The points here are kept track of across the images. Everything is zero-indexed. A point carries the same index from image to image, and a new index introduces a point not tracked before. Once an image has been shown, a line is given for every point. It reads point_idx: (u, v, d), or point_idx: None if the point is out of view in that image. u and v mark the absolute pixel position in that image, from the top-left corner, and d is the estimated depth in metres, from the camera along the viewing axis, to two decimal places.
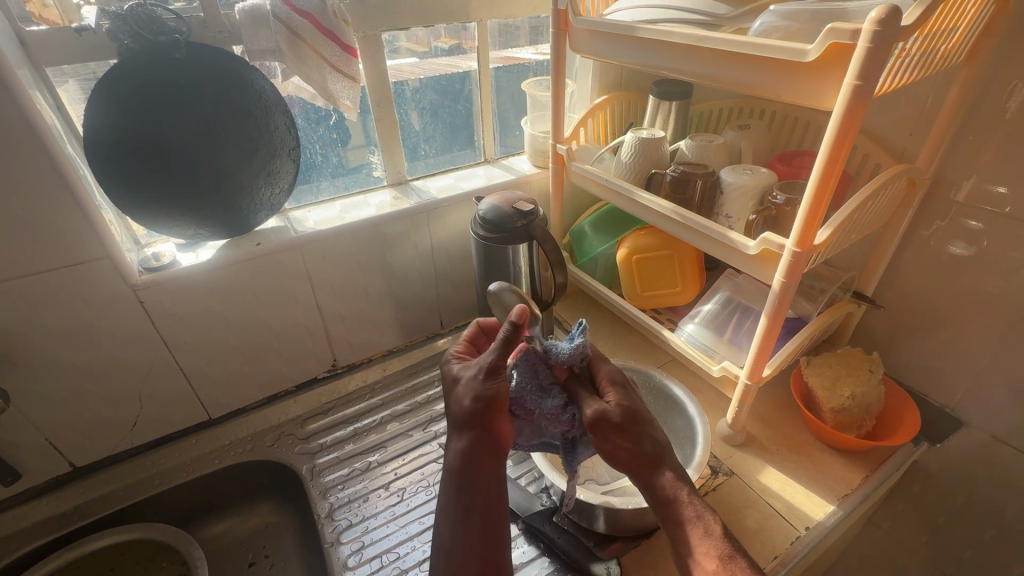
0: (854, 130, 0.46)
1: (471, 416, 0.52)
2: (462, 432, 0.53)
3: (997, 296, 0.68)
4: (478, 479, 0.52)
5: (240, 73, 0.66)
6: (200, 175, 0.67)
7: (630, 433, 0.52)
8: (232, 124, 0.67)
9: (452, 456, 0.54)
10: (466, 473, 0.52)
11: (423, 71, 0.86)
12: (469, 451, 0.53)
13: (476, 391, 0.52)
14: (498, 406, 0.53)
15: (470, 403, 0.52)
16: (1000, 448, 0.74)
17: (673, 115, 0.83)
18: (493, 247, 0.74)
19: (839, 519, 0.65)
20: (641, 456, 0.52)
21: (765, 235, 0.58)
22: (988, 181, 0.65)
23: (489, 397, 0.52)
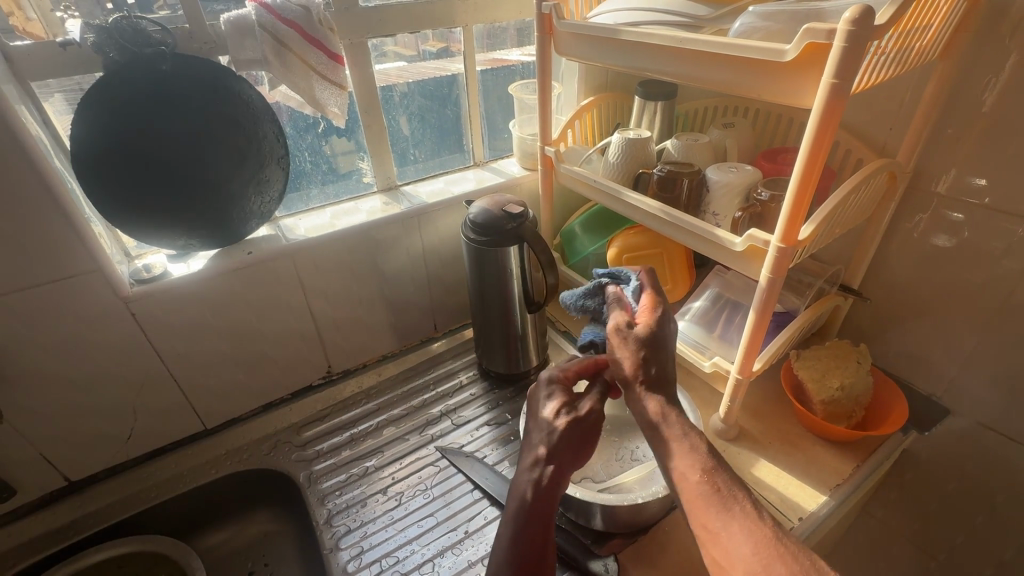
0: (833, 127, 0.47)
1: (568, 442, 0.59)
2: (553, 452, 0.58)
3: (979, 286, 0.70)
4: (547, 503, 0.56)
5: (227, 82, 0.66)
6: (190, 185, 0.67)
7: (594, 413, 0.61)
8: (221, 134, 0.67)
9: (526, 475, 0.58)
10: (541, 496, 0.56)
11: (413, 75, 0.86)
12: (548, 473, 0.57)
13: (578, 427, 0.60)
14: (587, 440, 0.61)
15: (566, 433, 0.59)
16: (987, 434, 0.75)
17: (659, 115, 0.83)
18: (484, 250, 0.75)
19: (831, 509, 0.66)
20: (591, 428, 0.61)
21: (751, 232, 0.59)
22: (968, 173, 0.67)
23: (586, 432, 0.60)
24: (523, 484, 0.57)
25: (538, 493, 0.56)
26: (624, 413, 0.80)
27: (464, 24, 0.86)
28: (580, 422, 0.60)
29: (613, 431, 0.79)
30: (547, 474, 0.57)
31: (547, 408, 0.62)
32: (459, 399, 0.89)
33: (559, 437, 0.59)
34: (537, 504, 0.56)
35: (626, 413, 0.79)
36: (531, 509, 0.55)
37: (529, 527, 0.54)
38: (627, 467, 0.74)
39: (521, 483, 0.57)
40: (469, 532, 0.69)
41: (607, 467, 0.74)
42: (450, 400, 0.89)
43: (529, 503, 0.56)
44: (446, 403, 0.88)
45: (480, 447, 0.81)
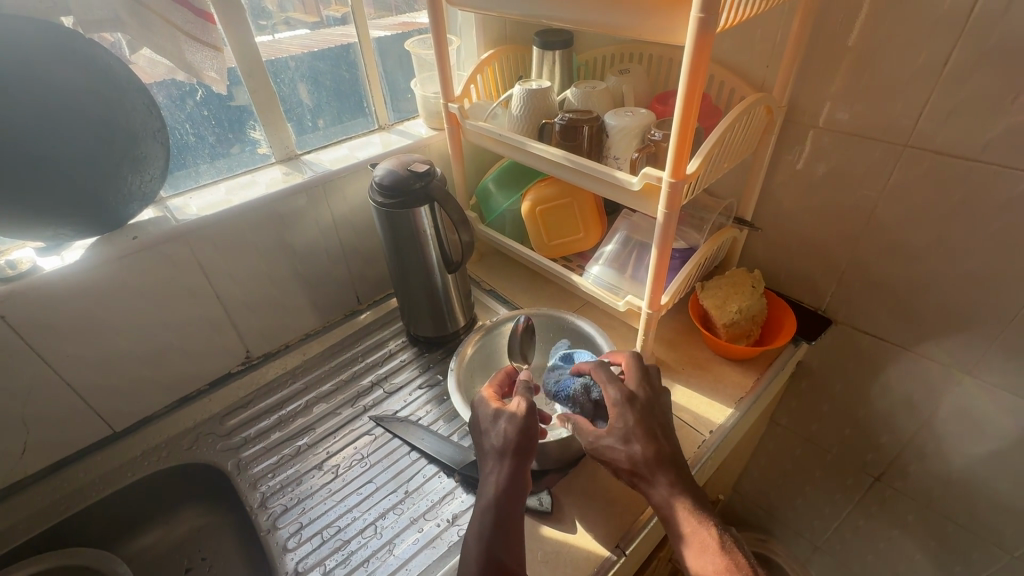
0: (706, 61, 0.50)
1: (518, 448, 0.59)
2: (508, 459, 0.58)
3: (848, 207, 0.78)
4: (513, 506, 0.57)
5: (76, 45, 0.59)
6: (49, 168, 0.60)
7: (529, 418, 0.60)
8: (77, 107, 0.60)
9: (490, 485, 0.58)
10: (508, 497, 0.57)
11: (319, 41, 0.83)
12: (510, 479, 0.58)
13: (516, 425, 0.59)
14: (528, 437, 0.59)
15: (512, 436, 0.59)
16: (863, 337, 0.86)
17: (558, 65, 0.84)
18: (395, 214, 0.73)
19: (737, 419, 0.73)
20: (526, 430, 0.59)
21: (645, 170, 0.62)
22: (833, 104, 0.73)
23: (528, 429, 0.60)
24: (487, 493, 0.58)
25: (503, 498, 0.57)
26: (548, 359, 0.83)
27: None
28: (518, 420, 0.60)
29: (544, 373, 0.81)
30: (508, 481, 0.57)
31: (491, 426, 0.61)
32: (390, 367, 0.89)
33: (508, 446, 0.59)
34: (503, 508, 0.56)
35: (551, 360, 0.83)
36: (499, 514, 0.56)
37: (497, 534, 0.55)
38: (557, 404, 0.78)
39: (485, 494, 0.58)
40: (408, 491, 0.70)
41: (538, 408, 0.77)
42: (381, 369, 0.89)
43: (500, 509, 0.56)
44: (376, 373, 0.88)
45: (415, 410, 0.82)
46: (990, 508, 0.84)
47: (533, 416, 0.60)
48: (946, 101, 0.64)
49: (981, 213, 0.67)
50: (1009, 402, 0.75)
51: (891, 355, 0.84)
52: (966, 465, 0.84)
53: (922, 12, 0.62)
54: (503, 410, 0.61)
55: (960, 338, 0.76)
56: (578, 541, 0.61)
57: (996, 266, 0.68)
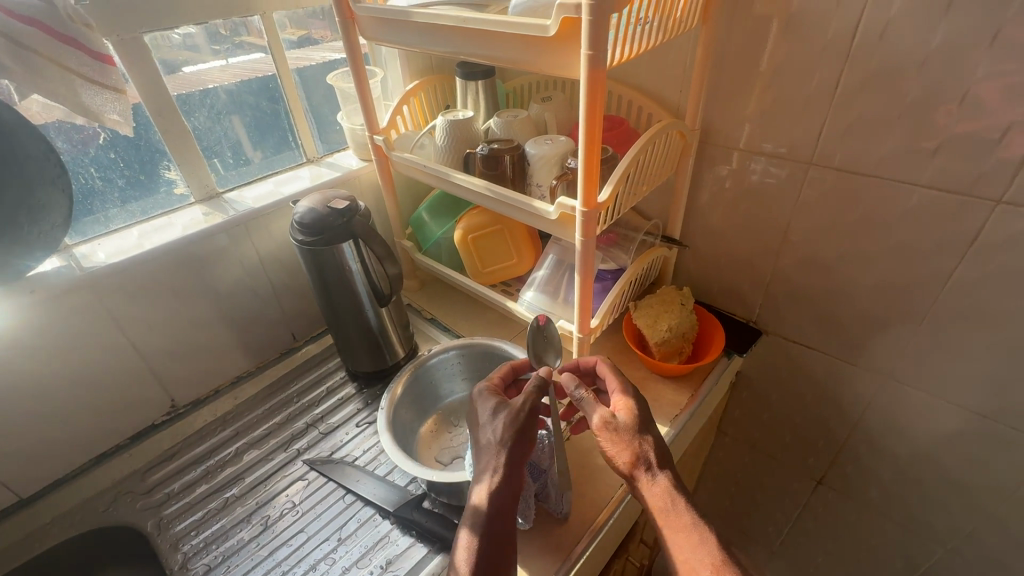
0: (601, 96, 0.51)
1: (512, 448, 0.57)
2: (506, 455, 0.56)
3: (765, 223, 0.81)
4: (505, 515, 0.55)
5: None
6: None
7: (532, 416, 0.59)
8: None
9: (481, 490, 0.56)
10: (502, 501, 0.55)
11: (281, 64, 0.85)
12: (502, 484, 0.55)
13: (513, 424, 0.58)
14: (524, 438, 0.58)
15: (508, 436, 0.57)
16: (792, 345, 0.88)
17: (482, 94, 0.84)
18: (318, 251, 0.71)
19: (673, 437, 0.74)
20: (525, 426, 0.58)
21: (560, 200, 0.63)
22: (742, 126, 0.76)
23: (525, 432, 0.58)
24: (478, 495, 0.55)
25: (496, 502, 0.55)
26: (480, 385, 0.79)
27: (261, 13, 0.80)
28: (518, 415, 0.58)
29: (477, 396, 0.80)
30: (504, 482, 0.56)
31: (488, 422, 0.59)
32: (327, 406, 0.86)
33: (506, 442, 0.57)
34: (494, 512, 0.54)
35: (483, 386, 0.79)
36: (491, 519, 0.54)
37: (488, 541, 0.53)
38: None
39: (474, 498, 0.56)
40: (342, 538, 0.67)
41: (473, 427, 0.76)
42: (317, 409, 0.86)
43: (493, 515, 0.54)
44: (312, 413, 0.85)
45: (352, 449, 0.79)
46: (920, 502, 0.88)
47: (535, 417, 0.59)
48: (840, 121, 0.67)
49: (882, 225, 0.70)
50: (924, 399, 0.79)
51: (819, 362, 0.87)
52: (895, 463, 0.87)
53: (811, 40, 0.65)
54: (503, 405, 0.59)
55: (877, 342, 0.79)
56: None
57: (900, 273, 0.72)
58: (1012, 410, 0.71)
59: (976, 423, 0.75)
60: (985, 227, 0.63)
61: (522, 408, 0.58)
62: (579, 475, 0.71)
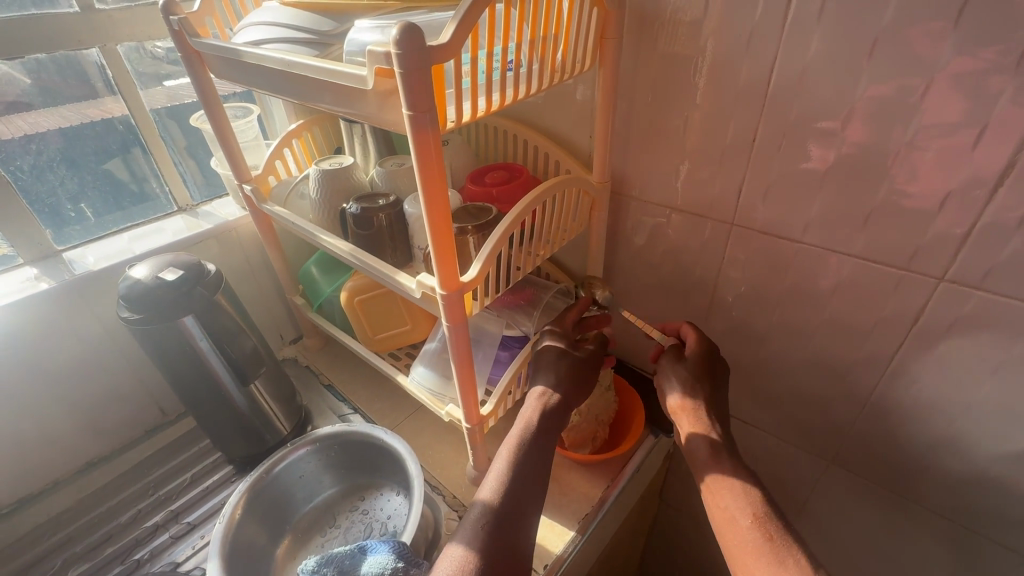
0: (438, 164, 0.41)
1: (539, 459, 0.56)
2: (527, 458, 0.55)
3: (691, 285, 0.71)
4: (536, 462, 0.56)
5: None
6: None
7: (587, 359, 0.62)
8: None
9: (518, 430, 0.57)
10: (536, 450, 0.56)
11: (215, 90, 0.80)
12: (541, 424, 0.57)
13: (564, 364, 0.60)
14: (574, 381, 0.60)
15: (558, 374, 0.60)
16: (728, 418, 0.78)
17: (370, 137, 0.73)
18: (151, 330, 0.59)
19: (579, 545, 0.63)
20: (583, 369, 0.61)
21: (422, 277, 0.52)
22: (659, 178, 0.66)
23: (574, 378, 0.60)
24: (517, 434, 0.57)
25: (509, 511, 0.52)
26: (352, 473, 0.68)
27: (98, 45, 0.67)
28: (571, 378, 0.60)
29: (352, 491, 0.68)
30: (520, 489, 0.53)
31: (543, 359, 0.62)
32: (186, 500, 0.73)
33: (529, 439, 0.56)
34: (504, 517, 0.51)
35: (357, 472, 0.68)
36: (511, 498, 0.53)
37: (493, 548, 0.49)
38: (373, 525, 0.64)
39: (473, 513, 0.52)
40: None
41: (346, 532, 0.64)
42: (175, 504, 0.72)
43: (524, 464, 0.55)
44: (167, 509, 0.72)
45: (203, 561, 0.66)
46: None
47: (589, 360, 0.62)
48: (762, 177, 0.58)
49: (814, 297, 0.61)
50: (872, 487, 0.69)
51: (757, 439, 0.77)
52: (846, 551, 0.77)
53: (722, 86, 0.55)
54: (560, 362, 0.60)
55: (818, 422, 0.70)
56: None
57: (838, 349, 0.62)
58: (966, 506, 0.62)
59: (929, 516, 0.66)
60: (927, 308, 0.54)
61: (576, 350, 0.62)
62: None
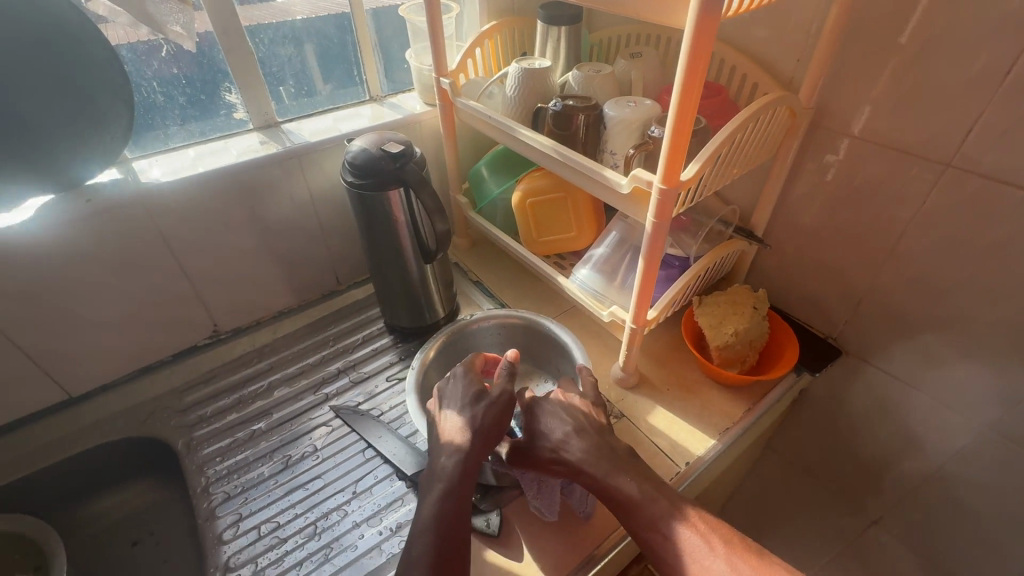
0: (708, 49, 0.42)
1: (463, 503, 0.54)
2: (458, 493, 0.54)
3: (873, 230, 0.69)
4: (465, 492, 0.55)
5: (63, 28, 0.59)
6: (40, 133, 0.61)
7: (499, 421, 0.60)
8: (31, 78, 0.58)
9: (445, 461, 0.56)
10: (463, 482, 0.55)
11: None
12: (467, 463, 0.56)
13: (491, 412, 0.59)
14: (490, 430, 0.59)
15: (486, 421, 0.59)
16: (874, 371, 0.78)
17: (564, 43, 0.75)
18: (367, 197, 0.68)
19: (717, 452, 0.67)
20: (483, 434, 0.58)
21: (636, 172, 0.54)
22: (868, 110, 0.64)
23: (483, 425, 0.59)
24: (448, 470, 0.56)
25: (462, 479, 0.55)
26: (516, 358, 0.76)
27: None
28: (498, 410, 0.60)
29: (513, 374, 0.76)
30: (450, 518, 0.52)
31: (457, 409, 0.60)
32: (360, 355, 0.84)
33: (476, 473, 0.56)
34: (449, 535, 0.51)
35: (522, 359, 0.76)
36: (453, 521, 0.52)
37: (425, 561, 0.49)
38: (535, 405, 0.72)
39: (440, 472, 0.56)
40: (357, 492, 0.66)
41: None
42: (350, 356, 0.84)
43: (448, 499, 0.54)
44: (345, 359, 0.84)
45: (379, 403, 0.77)
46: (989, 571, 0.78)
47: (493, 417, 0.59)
48: (1000, 117, 0.54)
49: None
50: None
51: (903, 397, 0.76)
52: (968, 521, 0.77)
53: (984, 9, 0.52)
54: (484, 403, 0.60)
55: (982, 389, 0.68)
56: (523, 570, 0.57)
57: None
58: None
59: None
60: None
61: (478, 400, 0.60)
62: None
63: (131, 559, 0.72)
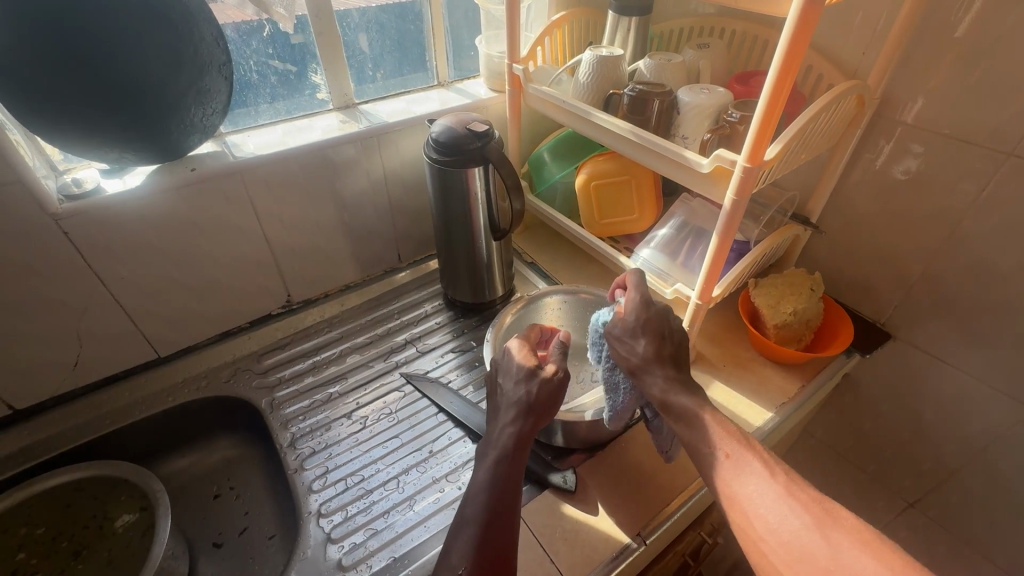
0: (809, 33, 0.46)
1: (517, 472, 0.56)
2: (511, 460, 0.56)
3: (929, 217, 0.73)
4: (518, 459, 0.56)
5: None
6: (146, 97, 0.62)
7: (549, 400, 0.60)
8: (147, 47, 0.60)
9: (502, 431, 0.58)
10: (516, 451, 0.57)
11: None
12: (520, 434, 0.58)
13: (545, 390, 0.60)
14: (543, 407, 0.60)
15: (540, 397, 0.60)
16: (923, 355, 0.81)
17: (633, 33, 0.79)
18: (448, 173, 0.72)
19: (776, 424, 0.71)
20: (533, 408, 0.59)
21: (718, 152, 0.58)
22: (931, 100, 0.67)
23: (535, 401, 0.59)
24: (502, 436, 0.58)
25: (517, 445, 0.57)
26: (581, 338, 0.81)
27: None
28: (553, 388, 0.61)
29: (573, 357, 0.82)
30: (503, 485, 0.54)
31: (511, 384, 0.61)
32: (425, 328, 0.88)
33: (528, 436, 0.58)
34: (503, 500, 0.53)
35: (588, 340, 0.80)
36: (506, 487, 0.54)
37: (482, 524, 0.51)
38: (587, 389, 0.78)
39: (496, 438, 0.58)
40: (433, 451, 0.70)
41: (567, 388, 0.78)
42: (415, 328, 0.88)
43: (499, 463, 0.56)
44: (411, 331, 0.87)
45: (446, 372, 0.81)
46: None
47: (546, 396, 0.60)
48: None
49: None
50: None
51: (951, 380, 0.79)
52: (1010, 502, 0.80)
53: None
54: (542, 376, 0.61)
55: None
56: (597, 523, 0.60)
57: None
58: None
59: None
60: None
61: (532, 375, 0.61)
62: None
63: (215, 510, 0.76)
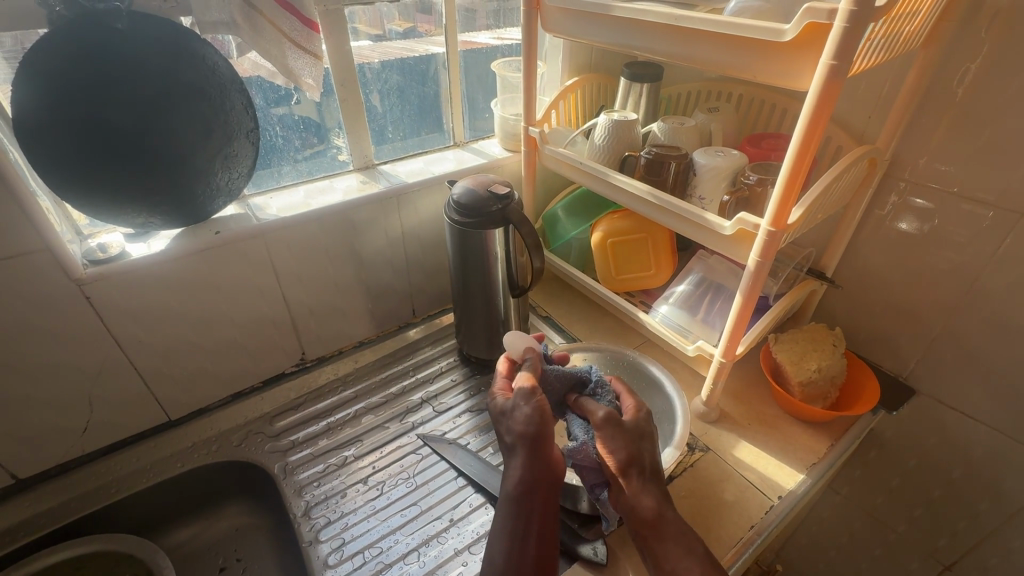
0: (830, 108, 0.47)
1: (537, 513, 0.53)
2: (522, 505, 0.53)
3: (944, 273, 0.73)
4: (534, 499, 0.53)
5: (213, 70, 0.63)
6: (174, 164, 0.63)
7: (546, 443, 0.54)
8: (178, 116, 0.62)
9: (508, 476, 0.54)
10: (526, 492, 0.53)
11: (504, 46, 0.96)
12: (528, 472, 0.53)
13: (533, 416, 0.54)
14: (547, 431, 0.54)
15: (529, 425, 0.54)
16: (949, 411, 0.79)
17: (645, 98, 0.83)
18: (468, 233, 0.72)
19: (808, 487, 0.68)
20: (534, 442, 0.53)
21: (740, 216, 0.59)
22: (938, 161, 0.69)
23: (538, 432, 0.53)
24: (509, 482, 0.54)
25: (525, 486, 0.53)
26: None
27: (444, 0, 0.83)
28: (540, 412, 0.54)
29: None
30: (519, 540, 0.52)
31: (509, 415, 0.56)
32: (440, 386, 0.86)
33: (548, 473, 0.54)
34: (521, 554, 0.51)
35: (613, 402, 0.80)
36: (522, 536, 0.52)
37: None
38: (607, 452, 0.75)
39: (506, 483, 0.54)
40: (455, 519, 0.67)
41: None
42: (430, 387, 0.86)
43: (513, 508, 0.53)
44: (426, 389, 0.86)
45: (462, 433, 0.79)
46: None
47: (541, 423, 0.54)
48: None
49: None
50: None
51: (980, 437, 0.77)
52: None
53: None
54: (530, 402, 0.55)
55: None
56: None
57: None
58: None
59: None
60: None
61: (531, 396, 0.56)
62: (702, 508, 0.66)
63: None
